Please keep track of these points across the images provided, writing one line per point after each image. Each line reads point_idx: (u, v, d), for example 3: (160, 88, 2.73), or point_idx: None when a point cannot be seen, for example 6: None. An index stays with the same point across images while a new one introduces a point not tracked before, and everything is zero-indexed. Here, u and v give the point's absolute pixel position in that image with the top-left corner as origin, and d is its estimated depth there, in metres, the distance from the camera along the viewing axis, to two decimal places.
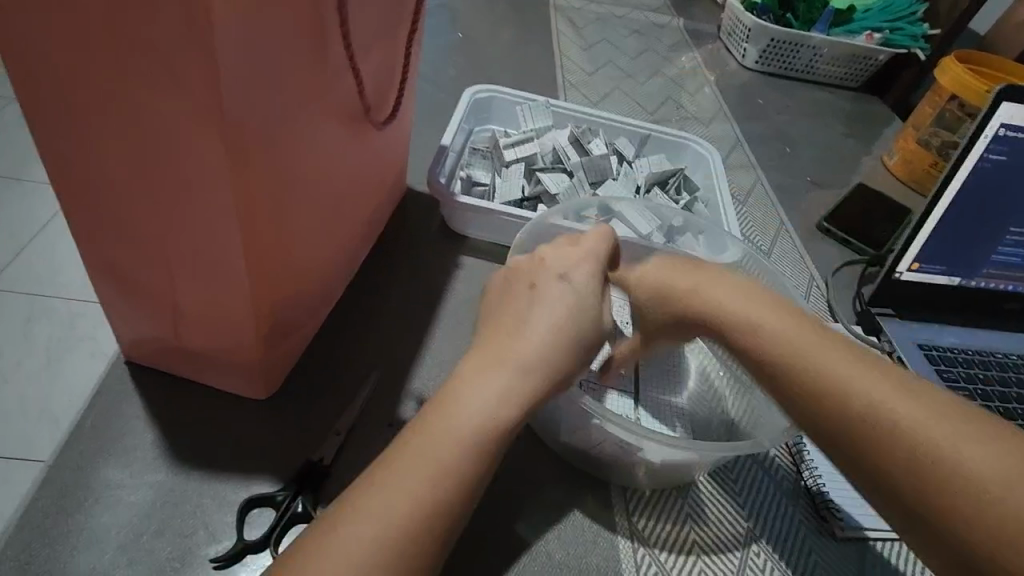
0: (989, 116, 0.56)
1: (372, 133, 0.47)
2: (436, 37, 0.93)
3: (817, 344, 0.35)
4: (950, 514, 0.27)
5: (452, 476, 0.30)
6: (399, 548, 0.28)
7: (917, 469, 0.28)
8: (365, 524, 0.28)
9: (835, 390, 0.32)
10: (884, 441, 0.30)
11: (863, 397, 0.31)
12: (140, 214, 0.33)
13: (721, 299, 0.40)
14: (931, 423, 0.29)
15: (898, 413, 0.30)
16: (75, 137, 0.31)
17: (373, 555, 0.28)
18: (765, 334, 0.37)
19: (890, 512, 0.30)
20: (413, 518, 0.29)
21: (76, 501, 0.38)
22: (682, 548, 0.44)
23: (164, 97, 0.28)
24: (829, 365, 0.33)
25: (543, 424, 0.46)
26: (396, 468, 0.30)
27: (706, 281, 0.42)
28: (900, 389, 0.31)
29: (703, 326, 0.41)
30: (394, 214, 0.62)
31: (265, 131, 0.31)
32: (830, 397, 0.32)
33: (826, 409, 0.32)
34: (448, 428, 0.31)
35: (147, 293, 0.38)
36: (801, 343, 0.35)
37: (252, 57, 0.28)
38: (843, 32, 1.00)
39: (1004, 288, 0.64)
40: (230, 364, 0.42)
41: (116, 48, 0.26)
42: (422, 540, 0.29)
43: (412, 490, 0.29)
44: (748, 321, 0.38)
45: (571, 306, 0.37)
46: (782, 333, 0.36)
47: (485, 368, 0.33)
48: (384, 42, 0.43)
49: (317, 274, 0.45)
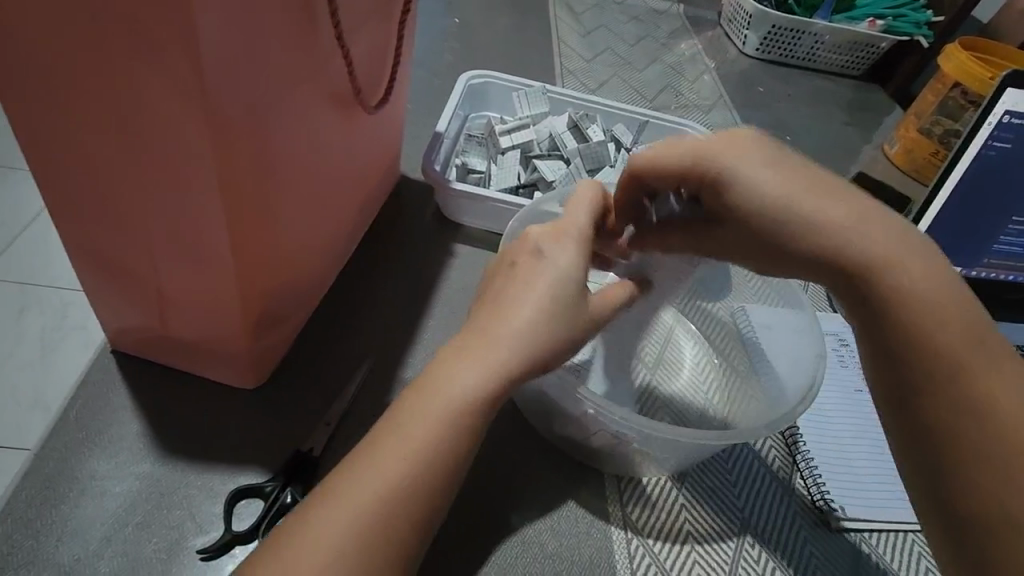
0: (993, 103, 0.55)
1: (364, 117, 0.45)
2: (432, 22, 0.91)
3: (915, 271, 0.32)
4: (964, 451, 0.28)
5: (439, 465, 0.30)
6: (378, 533, 0.28)
7: (979, 431, 0.28)
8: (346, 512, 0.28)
9: (922, 329, 0.31)
10: (948, 393, 0.29)
11: (944, 343, 0.30)
12: (120, 197, 0.32)
13: (825, 199, 0.33)
14: (999, 390, 0.29)
15: (976, 371, 0.29)
16: (51, 118, 0.29)
17: (352, 540, 0.27)
18: (865, 248, 0.32)
19: (920, 456, 0.30)
20: (393, 506, 0.29)
21: (61, 492, 0.38)
22: (676, 538, 0.43)
23: (143, 75, 0.26)
24: (919, 303, 0.31)
25: (534, 406, 0.45)
26: (380, 454, 0.30)
27: (809, 183, 0.34)
28: (980, 347, 0.30)
29: (793, 231, 0.33)
30: (388, 201, 0.61)
31: (251, 112, 0.30)
32: (914, 334, 0.31)
33: (903, 340, 0.31)
34: (433, 414, 0.30)
35: (131, 281, 0.37)
36: (901, 268, 0.32)
37: (236, 34, 0.27)
38: (844, 19, 0.99)
39: (1005, 278, 0.64)
40: (218, 353, 0.41)
41: (91, 23, 0.25)
42: (400, 529, 0.29)
43: (397, 478, 0.29)
44: (846, 231, 0.33)
45: (554, 285, 0.34)
46: (884, 253, 0.32)
47: (473, 352, 0.32)
48: (376, 22, 0.41)
49: (307, 262, 0.44)
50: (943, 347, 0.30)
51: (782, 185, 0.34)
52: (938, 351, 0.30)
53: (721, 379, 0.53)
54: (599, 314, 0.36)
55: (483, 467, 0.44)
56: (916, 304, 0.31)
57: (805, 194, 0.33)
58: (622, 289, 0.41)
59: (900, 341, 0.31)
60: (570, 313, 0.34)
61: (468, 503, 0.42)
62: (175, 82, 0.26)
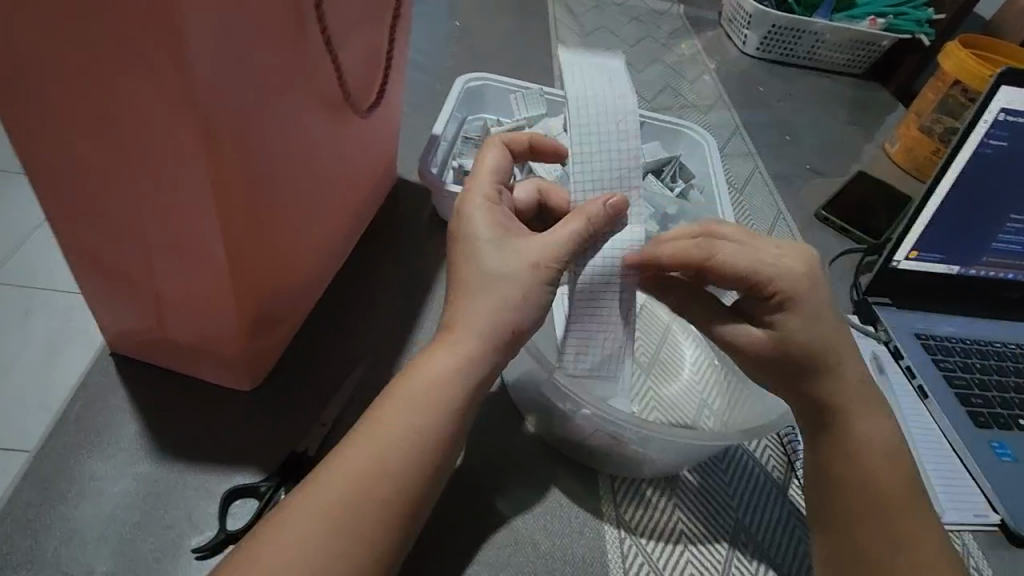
0: (988, 101, 0.55)
1: (357, 121, 0.46)
2: (432, 25, 0.92)
3: (875, 427, 0.39)
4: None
5: (415, 446, 0.33)
6: (362, 505, 0.31)
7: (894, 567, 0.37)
8: (329, 493, 0.31)
9: (869, 475, 0.39)
10: (878, 535, 0.38)
11: (882, 489, 0.38)
12: (112, 200, 0.33)
13: (833, 337, 0.38)
14: (916, 535, 0.38)
15: (901, 517, 0.38)
16: (42, 121, 0.30)
17: (334, 516, 0.30)
18: (840, 393, 0.39)
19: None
20: (372, 484, 0.31)
21: (60, 492, 0.38)
22: (669, 538, 0.43)
23: (132, 79, 0.27)
24: (872, 456, 0.39)
25: (513, 391, 0.48)
26: (362, 437, 0.33)
27: (817, 316, 0.37)
28: (906, 498, 0.39)
29: (802, 366, 0.38)
30: (385, 204, 0.61)
31: (239, 115, 0.31)
32: (862, 477, 0.39)
33: (851, 481, 0.39)
34: (407, 399, 0.34)
35: (127, 285, 0.38)
36: (864, 416, 0.39)
37: (222, 37, 0.27)
38: (845, 17, 0.99)
39: (1004, 276, 0.63)
40: (214, 354, 0.42)
41: (81, 28, 0.25)
42: (379, 502, 0.31)
43: (381, 457, 0.32)
44: (836, 377, 0.38)
45: (482, 267, 0.35)
46: (857, 410, 0.39)
47: (438, 347, 0.35)
48: (367, 27, 0.42)
49: (302, 264, 0.44)
50: (874, 498, 0.38)
51: (812, 320, 0.37)
52: (868, 503, 0.38)
53: (719, 380, 0.53)
54: (534, 258, 0.35)
55: (476, 467, 0.45)
56: (862, 450, 0.39)
57: (821, 320, 0.37)
58: (569, 223, 0.36)
59: (844, 486, 0.39)
60: (511, 282, 0.35)
61: (459, 501, 0.43)
62: (163, 86, 0.26)
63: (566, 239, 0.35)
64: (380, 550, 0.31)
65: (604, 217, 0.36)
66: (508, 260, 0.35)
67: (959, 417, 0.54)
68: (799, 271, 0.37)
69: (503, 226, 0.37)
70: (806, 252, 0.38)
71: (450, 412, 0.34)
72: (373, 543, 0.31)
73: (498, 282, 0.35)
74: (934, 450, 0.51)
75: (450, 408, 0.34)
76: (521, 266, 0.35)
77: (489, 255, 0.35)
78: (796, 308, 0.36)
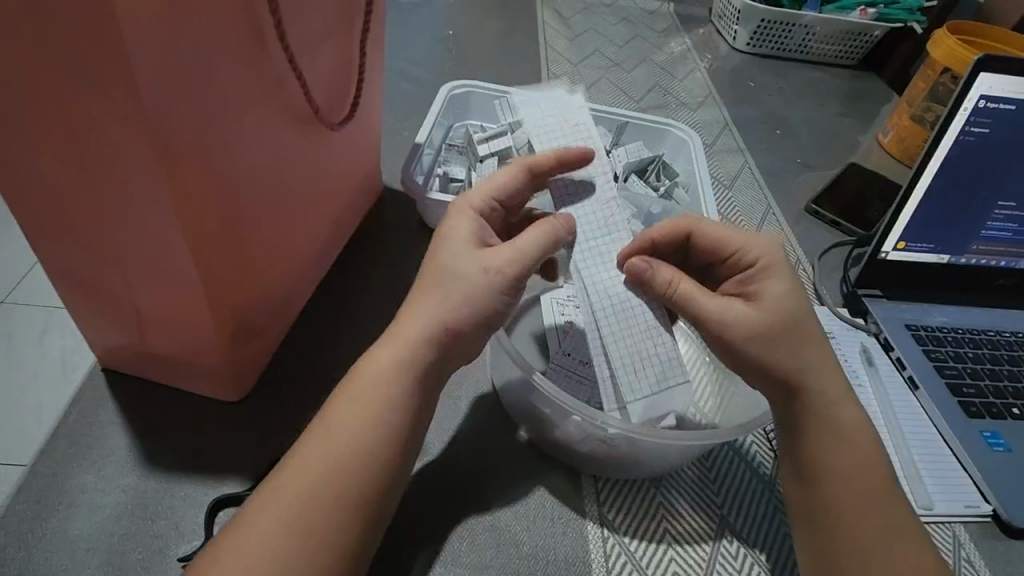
0: (968, 88, 0.54)
1: (331, 134, 0.47)
2: (421, 35, 0.93)
3: (859, 423, 0.41)
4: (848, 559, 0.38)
5: (375, 444, 0.34)
6: (332, 506, 0.33)
7: (867, 545, 0.38)
8: (299, 496, 0.32)
9: (850, 464, 0.40)
10: (852, 518, 0.39)
11: (863, 476, 0.40)
12: (86, 221, 0.34)
13: (810, 321, 0.40)
14: (891, 519, 0.39)
15: (879, 504, 0.39)
16: (13, 149, 0.31)
17: (301, 517, 0.32)
18: (825, 387, 0.40)
19: (818, 552, 0.39)
20: (346, 482, 0.33)
21: (50, 506, 0.39)
22: (653, 538, 0.43)
23: (92, 106, 0.28)
24: (853, 447, 0.40)
25: (504, 397, 0.48)
26: (326, 437, 0.34)
27: (786, 287, 0.40)
28: (884, 488, 0.40)
29: (795, 359, 0.39)
30: (371, 213, 0.62)
31: (199, 133, 0.32)
32: (845, 467, 0.40)
33: (833, 468, 0.40)
34: (357, 398, 0.35)
35: (108, 302, 0.39)
36: (843, 411, 0.41)
37: (172, 59, 0.28)
38: (835, 9, 0.98)
39: (997, 264, 0.63)
40: (198, 367, 0.43)
41: (35, 56, 0.26)
42: (343, 505, 0.33)
43: (347, 456, 0.34)
44: (821, 370, 0.40)
45: (447, 262, 0.37)
46: (837, 404, 0.41)
47: (389, 345, 0.36)
48: (334, 42, 0.43)
49: (279, 276, 0.45)
50: (851, 489, 0.39)
51: (790, 291, 0.40)
52: (849, 490, 0.39)
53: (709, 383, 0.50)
54: (488, 262, 0.36)
55: (460, 468, 0.46)
56: (830, 439, 0.40)
57: (794, 295, 0.40)
58: (536, 233, 0.37)
59: (826, 474, 0.40)
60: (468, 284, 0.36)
61: (440, 503, 0.43)
62: (120, 108, 0.27)
63: (523, 241, 0.37)
64: (344, 545, 0.33)
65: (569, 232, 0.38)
66: (466, 262, 0.37)
67: (949, 407, 0.54)
68: (775, 251, 0.41)
69: (479, 236, 0.38)
70: (778, 242, 0.42)
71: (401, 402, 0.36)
72: (333, 541, 0.32)
73: (456, 286, 0.36)
74: (922, 439, 0.52)
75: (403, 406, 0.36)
76: (474, 269, 0.36)
77: (456, 263, 0.37)
78: (771, 279, 0.40)
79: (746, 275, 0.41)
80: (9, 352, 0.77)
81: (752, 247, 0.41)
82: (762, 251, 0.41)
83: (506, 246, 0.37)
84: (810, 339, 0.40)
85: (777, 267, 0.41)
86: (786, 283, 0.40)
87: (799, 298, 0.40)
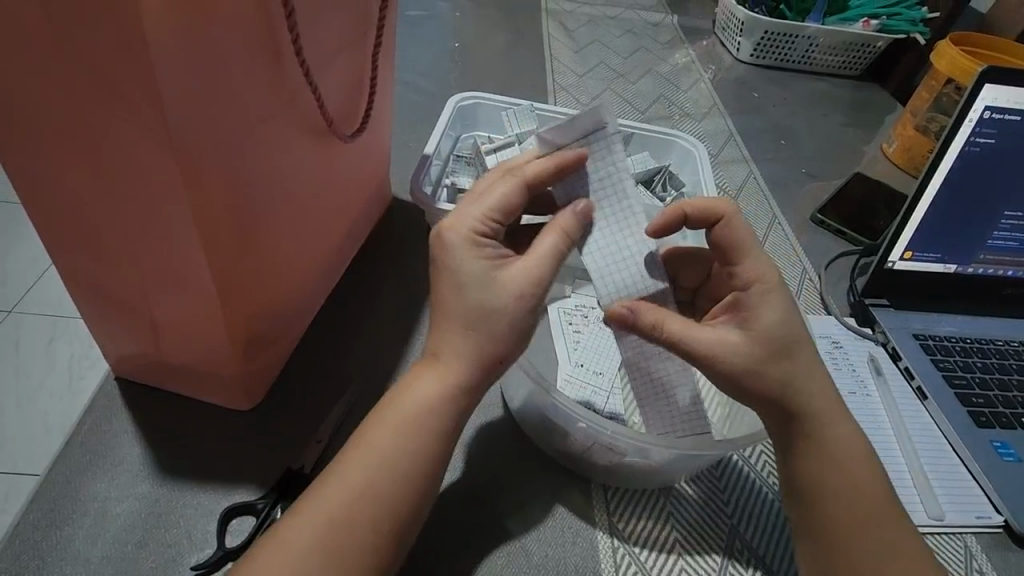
0: (972, 99, 0.55)
1: (343, 146, 0.47)
2: (427, 47, 0.94)
3: (857, 437, 0.41)
4: (844, 560, 0.39)
5: (406, 470, 0.35)
6: (357, 530, 0.33)
7: (862, 551, 0.39)
8: (326, 520, 0.33)
9: (848, 475, 0.40)
10: (847, 524, 0.39)
11: (861, 489, 0.40)
12: (106, 234, 0.34)
13: (805, 346, 0.39)
14: (888, 529, 0.39)
15: (875, 515, 0.40)
16: (38, 163, 0.32)
17: (334, 543, 0.32)
18: (823, 405, 0.40)
19: (813, 553, 0.40)
20: (376, 509, 0.34)
21: (66, 513, 0.40)
22: (663, 547, 0.43)
23: (120, 123, 0.29)
24: (853, 460, 0.40)
25: (515, 408, 0.48)
26: (359, 463, 0.35)
27: (772, 311, 0.38)
28: (881, 501, 0.40)
29: (786, 389, 0.38)
30: (381, 223, 0.63)
31: (218, 144, 0.32)
32: (843, 478, 0.40)
33: (829, 481, 0.40)
34: (404, 432, 0.35)
35: (126, 312, 0.40)
36: (840, 425, 0.40)
37: (195, 77, 0.29)
38: (838, 21, 0.99)
39: (1003, 274, 0.63)
40: (212, 377, 0.43)
41: (66, 72, 0.27)
42: (368, 530, 0.33)
43: (377, 480, 0.34)
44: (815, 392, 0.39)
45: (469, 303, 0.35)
46: (835, 425, 0.40)
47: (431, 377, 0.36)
48: (347, 57, 0.43)
49: (292, 284, 0.46)
50: (857, 501, 0.40)
51: (782, 318, 0.38)
52: (845, 505, 0.39)
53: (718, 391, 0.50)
54: (519, 288, 0.35)
55: (468, 480, 0.45)
56: (834, 453, 0.40)
57: (785, 322, 0.39)
58: (551, 236, 0.36)
59: (826, 487, 0.40)
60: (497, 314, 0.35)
61: (447, 511, 0.43)
62: (143, 124, 0.28)
63: (547, 254, 0.36)
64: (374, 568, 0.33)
65: (576, 223, 0.37)
66: (495, 294, 0.35)
67: (958, 418, 0.54)
68: (770, 274, 0.39)
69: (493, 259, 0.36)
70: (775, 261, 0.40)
71: (437, 424, 0.36)
72: (364, 567, 0.33)
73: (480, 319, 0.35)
74: (931, 448, 0.52)
75: (433, 430, 0.36)
76: (504, 293, 0.35)
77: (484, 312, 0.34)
78: (764, 305, 0.38)
79: (738, 301, 0.40)
80: (18, 362, 0.77)
81: (755, 266, 0.39)
82: (759, 272, 0.39)
83: (528, 259, 0.36)
84: (806, 362, 0.39)
85: (769, 293, 0.39)
86: (779, 308, 0.39)
87: (789, 325, 0.39)
